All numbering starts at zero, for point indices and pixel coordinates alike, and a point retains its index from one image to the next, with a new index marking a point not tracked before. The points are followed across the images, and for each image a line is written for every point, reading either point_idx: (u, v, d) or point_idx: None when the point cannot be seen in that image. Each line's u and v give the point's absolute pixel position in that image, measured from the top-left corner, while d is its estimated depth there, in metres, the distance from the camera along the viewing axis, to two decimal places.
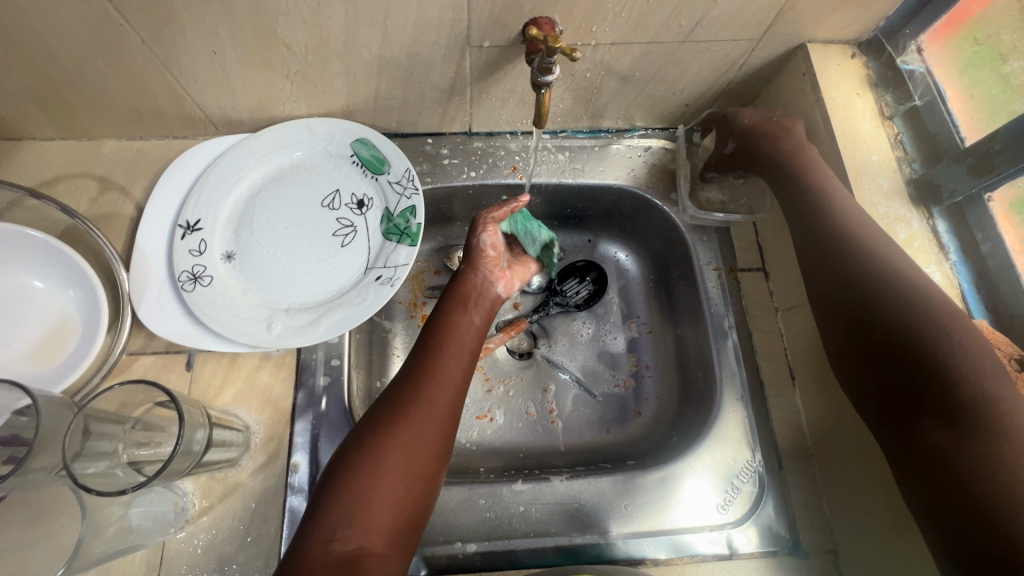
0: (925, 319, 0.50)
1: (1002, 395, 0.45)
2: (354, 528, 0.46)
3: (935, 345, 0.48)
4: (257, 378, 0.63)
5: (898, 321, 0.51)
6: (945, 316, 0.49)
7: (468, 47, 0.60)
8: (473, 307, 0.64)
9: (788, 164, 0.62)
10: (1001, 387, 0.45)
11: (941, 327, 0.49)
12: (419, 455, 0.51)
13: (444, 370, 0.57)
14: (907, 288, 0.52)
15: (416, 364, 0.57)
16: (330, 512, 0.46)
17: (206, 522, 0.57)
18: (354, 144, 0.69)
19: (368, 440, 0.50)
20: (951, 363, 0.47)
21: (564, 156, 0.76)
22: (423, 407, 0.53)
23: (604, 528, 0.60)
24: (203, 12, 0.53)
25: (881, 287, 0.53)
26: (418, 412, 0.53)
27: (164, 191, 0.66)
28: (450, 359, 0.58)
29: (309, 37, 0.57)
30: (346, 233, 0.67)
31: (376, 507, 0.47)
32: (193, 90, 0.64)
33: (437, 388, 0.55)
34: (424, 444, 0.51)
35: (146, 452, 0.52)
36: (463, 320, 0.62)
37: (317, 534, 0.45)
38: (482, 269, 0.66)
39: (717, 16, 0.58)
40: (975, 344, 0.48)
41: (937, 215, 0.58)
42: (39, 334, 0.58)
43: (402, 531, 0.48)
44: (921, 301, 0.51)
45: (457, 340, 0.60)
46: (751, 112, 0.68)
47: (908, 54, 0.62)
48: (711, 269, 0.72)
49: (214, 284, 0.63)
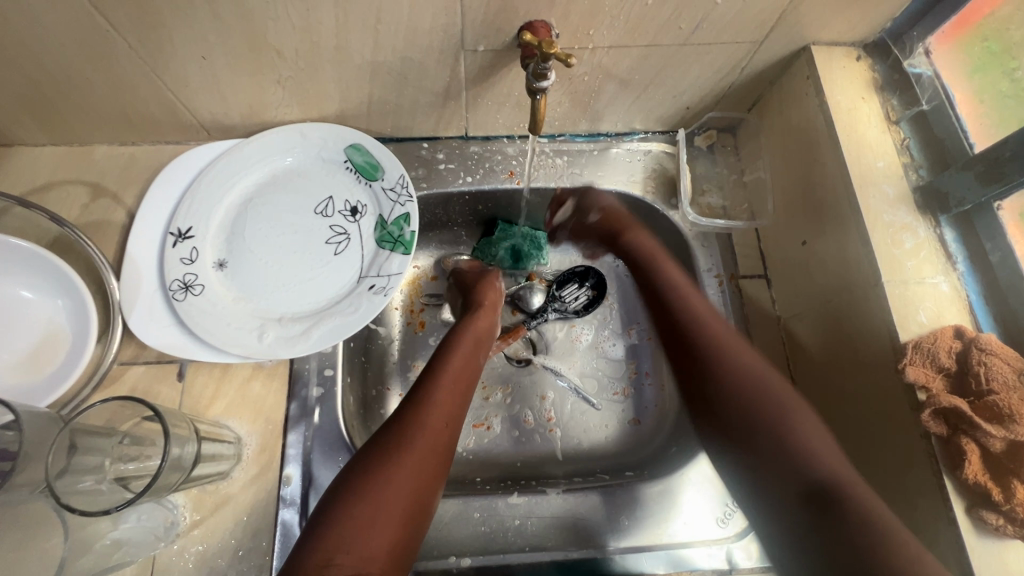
0: (758, 392, 0.54)
1: (824, 455, 0.50)
2: (351, 555, 0.45)
3: (772, 412, 0.53)
4: (249, 388, 0.62)
5: (739, 394, 0.54)
6: (771, 385, 0.54)
7: (462, 51, 0.58)
8: (476, 343, 0.65)
9: (638, 260, 0.68)
10: (820, 446, 0.51)
11: (767, 395, 0.54)
12: (420, 481, 0.51)
13: (448, 399, 0.57)
14: (741, 362, 0.56)
15: (422, 388, 0.58)
16: (330, 536, 0.46)
17: (198, 535, 0.56)
18: (347, 149, 0.68)
19: (373, 461, 0.50)
20: (784, 431, 0.52)
21: (561, 160, 0.75)
22: (426, 435, 0.53)
23: (601, 542, 0.59)
24: (191, 17, 0.52)
25: (720, 361, 0.57)
26: (420, 440, 0.53)
27: (156, 198, 0.66)
28: (453, 388, 0.59)
29: (300, 42, 0.56)
30: (339, 241, 0.66)
31: (374, 534, 0.46)
32: (184, 95, 0.62)
33: (440, 416, 0.55)
34: (426, 471, 0.51)
35: (133, 467, 0.51)
36: (467, 351, 0.63)
37: (313, 558, 0.44)
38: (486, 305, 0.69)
39: (717, 19, 0.56)
40: (797, 408, 0.53)
41: (944, 224, 0.56)
42: (28, 345, 0.57)
43: (397, 558, 0.47)
44: (754, 373, 0.55)
45: (461, 368, 0.61)
46: (601, 193, 0.72)
47: (915, 57, 0.61)
48: (713, 275, 0.70)
49: (205, 293, 0.62)
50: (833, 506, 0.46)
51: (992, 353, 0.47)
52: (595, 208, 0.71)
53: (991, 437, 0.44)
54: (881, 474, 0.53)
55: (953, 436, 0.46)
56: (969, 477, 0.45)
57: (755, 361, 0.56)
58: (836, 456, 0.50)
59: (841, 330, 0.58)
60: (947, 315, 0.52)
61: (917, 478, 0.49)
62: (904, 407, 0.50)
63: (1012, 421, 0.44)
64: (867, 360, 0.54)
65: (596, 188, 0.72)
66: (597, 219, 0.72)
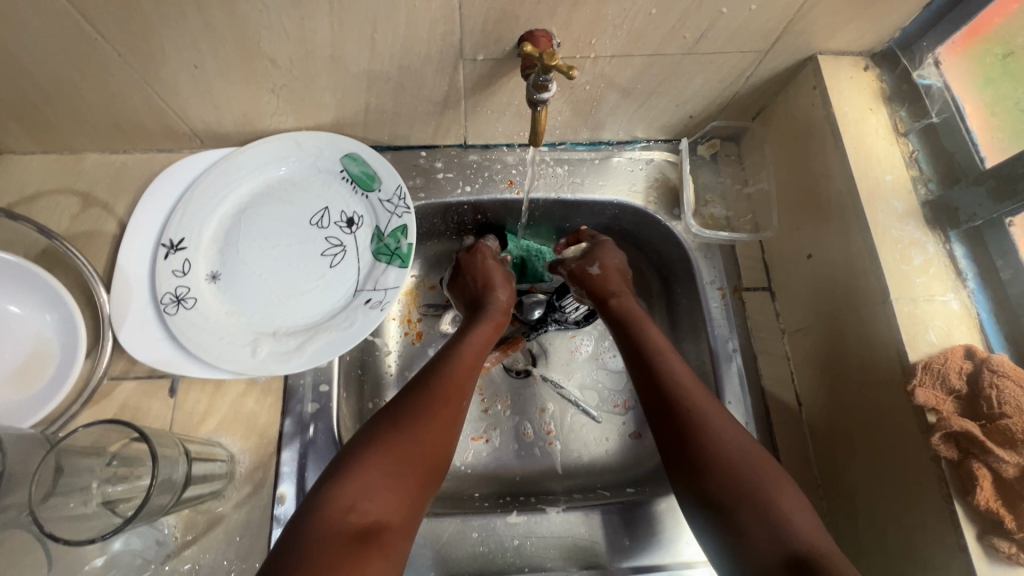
0: (722, 446, 0.51)
1: (794, 513, 0.46)
2: (374, 503, 0.45)
3: (737, 466, 0.49)
4: (243, 404, 0.61)
5: (705, 448, 0.51)
6: (736, 437, 0.51)
7: (461, 60, 0.57)
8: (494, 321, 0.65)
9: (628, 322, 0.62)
10: (790, 502, 0.47)
11: (734, 449, 0.50)
12: (441, 446, 0.52)
13: (470, 372, 0.58)
14: (708, 413, 0.53)
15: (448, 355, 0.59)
16: (355, 482, 0.46)
17: (189, 557, 0.55)
18: (343, 159, 0.66)
19: (399, 418, 0.51)
20: (763, 496, 0.47)
21: (562, 169, 0.73)
22: (448, 396, 0.55)
23: (602, 562, 0.58)
24: (182, 26, 0.51)
25: (686, 410, 0.53)
26: (443, 400, 0.54)
27: (147, 208, 0.64)
28: (476, 362, 0.60)
29: (294, 50, 0.54)
30: (335, 253, 0.65)
31: (395, 485, 0.47)
32: (175, 104, 0.61)
33: (464, 385, 0.57)
34: (447, 439, 0.53)
35: (121, 489, 0.49)
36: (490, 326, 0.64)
37: (336, 502, 0.45)
38: (505, 286, 0.68)
39: (723, 28, 0.55)
40: (769, 467, 0.50)
41: (954, 239, 0.55)
42: (15, 361, 0.56)
43: (415, 512, 0.48)
44: (720, 425, 0.52)
45: (480, 339, 0.62)
46: (608, 253, 0.69)
47: (924, 67, 0.60)
48: (715, 287, 0.69)
49: (198, 307, 0.60)
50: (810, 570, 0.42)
51: (1004, 375, 0.45)
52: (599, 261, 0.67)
53: (1005, 462, 0.43)
54: (888, 495, 0.52)
55: (964, 460, 0.45)
56: (981, 504, 0.44)
57: (721, 415, 0.53)
58: (805, 515, 0.47)
59: (847, 347, 0.57)
60: (957, 334, 0.51)
61: (926, 502, 0.48)
62: (912, 429, 0.49)
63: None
64: (874, 378, 0.53)
65: (604, 248, 0.70)
66: (599, 273, 0.67)
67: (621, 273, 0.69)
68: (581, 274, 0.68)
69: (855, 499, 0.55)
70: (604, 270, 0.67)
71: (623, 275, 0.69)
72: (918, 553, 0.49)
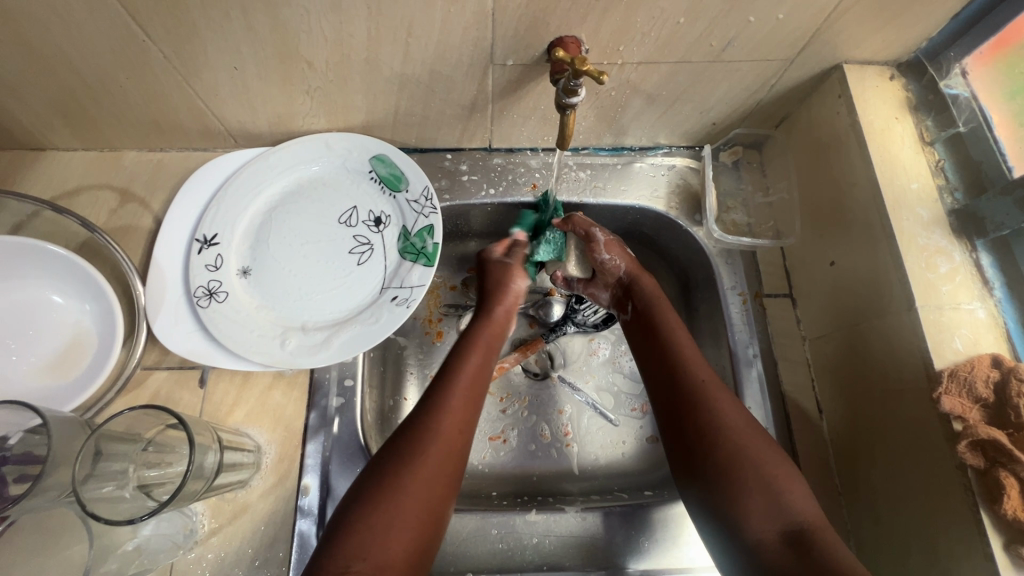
0: (723, 425, 0.51)
1: (791, 489, 0.48)
2: (369, 561, 0.43)
3: (739, 444, 0.50)
4: (270, 396, 0.62)
5: (709, 430, 0.51)
6: (736, 413, 0.52)
7: (491, 65, 0.58)
8: (488, 348, 0.62)
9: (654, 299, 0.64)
10: (787, 479, 0.48)
11: (734, 430, 0.51)
12: (434, 488, 0.49)
13: (458, 407, 0.55)
14: (713, 398, 0.53)
15: (437, 394, 0.56)
16: (348, 543, 0.44)
17: (215, 543, 0.56)
18: (372, 160, 0.68)
19: (390, 470, 0.49)
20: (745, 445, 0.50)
21: (585, 174, 0.74)
22: (441, 439, 0.51)
23: (620, 563, 0.58)
24: (226, 29, 0.53)
25: (682, 379, 0.55)
26: (435, 443, 0.51)
27: (183, 205, 0.66)
28: (464, 396, 0.56)
29: (330, 54, 0.56)
30: (362, 251, 0.67)
31: (391, 540, 0.45)
32: (213, 104, 0.63)
33: (453, 423, 0.53)
34: (439, 482, 0.50)
35: (155, 474, 0.51)
36: (480, 358, 0.60)
37: (331, 566, 0.43)
38: (503, 303, 0.67)
39: (749, 37, 0.56)
40: (749, 422, 0.52)
41: (981, 248, 0.55)
42: (55, 348, 0.58)
43: (414, 560, 0.46)
44: (725, 406, 0.53)
45: (472, 371, 0.58)
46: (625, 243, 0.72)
47: (952, 78, 0.60)
48: (737, 293, 0.69)
49: (229, 301, 0.62)
50: (809, 547, 0.44)
51: None
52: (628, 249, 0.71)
53: None
54: (911, 503, 0.51)
55: (991, 469, 0.45)
56: (1008, 512, 0.43)
57: (725, 398, 0.54)
58: (800, 489, 0.48)
59: (869, 353, 0.57)
60: (984, 342, 0.51)
61: (952, 510, 0.47)
62: (938, 437, 0.49)
63: None
64: (898, 386, 0.53)
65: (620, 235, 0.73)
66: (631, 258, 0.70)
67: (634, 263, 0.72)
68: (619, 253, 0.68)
69: (878, 507, 0.55)
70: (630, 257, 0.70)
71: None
72: (943, 562, 0.48)
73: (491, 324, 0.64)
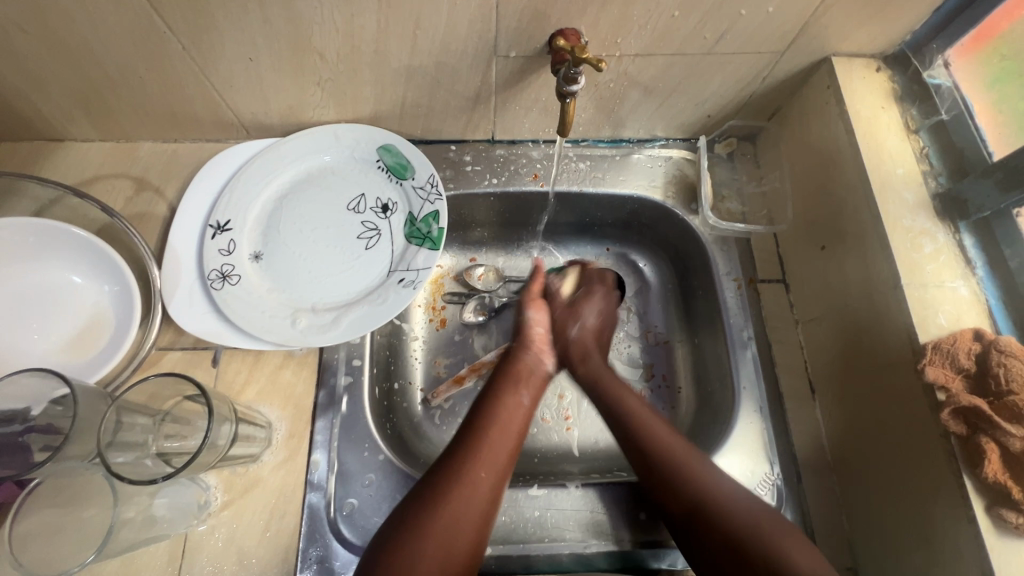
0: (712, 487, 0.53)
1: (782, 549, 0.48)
2: None
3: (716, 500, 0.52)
4: (281, 375, 0.64)
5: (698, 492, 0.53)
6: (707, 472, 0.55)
7: (495, 56, 0.61)
8: (522, 386, 0.64)
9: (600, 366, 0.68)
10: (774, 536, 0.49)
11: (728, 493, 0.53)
12: (469, 513, 0.52)
13: (497, 439, 0.57)
14: (693, 462, 0.55)
15: (470, 433, 0.58)
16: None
17: (227, 516, 0.57)
18: (379, 150, 0.71)
19: (415, 513, 0.51)
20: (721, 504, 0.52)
21: (584, 165, 0.77)
22: (466, 487, 0.53)
23: (619, 535, 0.60)
24: (243, 21, 0.55)
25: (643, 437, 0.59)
26: (459, 490, 0.52)
27: (197, 192, 0.69)
28: (504, 429, 0.59)
29: (342, 45, 0.59)
30: (370, 236, 0.69)
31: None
32: (228, 95, 0.66)
33: (490, 453, 0.56)
34: (474, 508, 0.52)
35: (173, 445, 0.53)
36: (515, 399, 0.62)
37: None
38: (531, 348, 0.69)
39: (742, 29, 0.58)
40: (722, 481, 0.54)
41: (964, 230, 0.57)
42: (74, 327, 0.60)
43: None
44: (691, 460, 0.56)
45: (510, 416, 0.60)
46: (593, 310, 0.73)
47: (935, 68, 0.63)
48: (732, 279, 0.71)
49: (241, 283, 0.64)
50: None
51: (1011, 355, 0.47)
52: (580, 321, 0.71)
53: (1012, 436, 0.45)
54: (900, 474, 0.53)
55: (973, 435, 0.47)
56: (988, 476, 0.46)
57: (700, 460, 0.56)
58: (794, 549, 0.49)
59: (857, 332, 0.59)
60: (966, 318, 0.53)
61: (937, 477, 0.49)
62: (923, 408, 0.51)
63: None
64: (885, 361, 0.55)
65: (590, 301, 0.73)
66: (579, 333, 0.71)
67: (599, 333, 0.72)
68: (560, 328, 0.71)
69: (870, 479, 0.57)
70: (582, 331, 0.71)
71: (601, 334, 0.72)
72: (931, 528, 0.50)
73: (517, 361, 0.67)
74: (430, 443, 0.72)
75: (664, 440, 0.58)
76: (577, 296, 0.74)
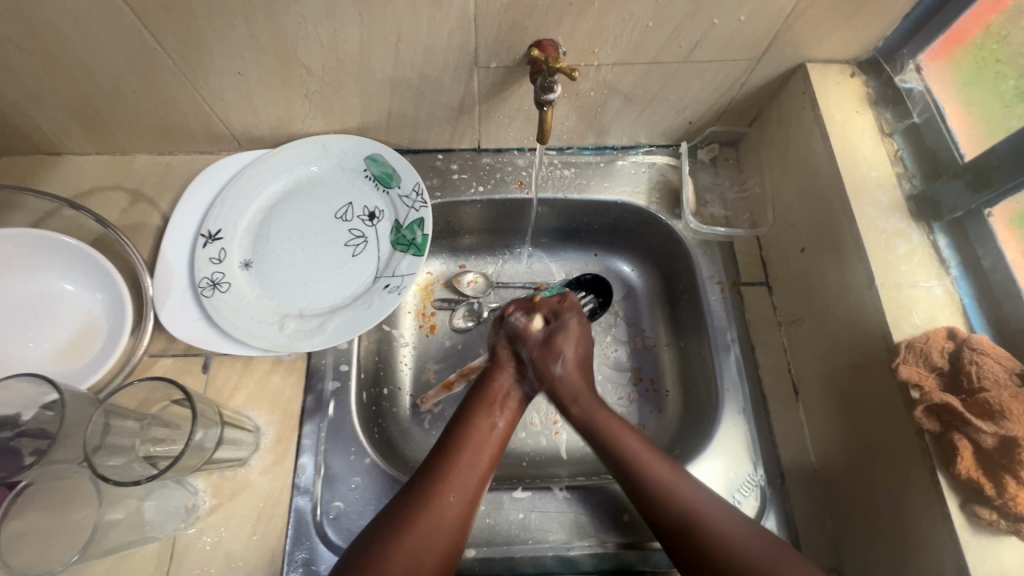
0: (690, 500, 0.55)
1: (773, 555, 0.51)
2: None
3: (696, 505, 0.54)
4: (269, 380, 0.65)
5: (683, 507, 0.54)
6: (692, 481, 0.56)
7: (476, 68, 0.63)
8: (497, 408, 0.64)
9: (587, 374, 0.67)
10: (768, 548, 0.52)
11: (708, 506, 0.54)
12: (439, 535, 0.53)
13: (468, 463, 0.58)
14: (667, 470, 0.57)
15: (442, 454, 0.58)
16: None
17: (215, 520, 0.58)
18: (366, 160, 0.72)
19: (386, 528, 0.52)
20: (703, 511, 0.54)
21: (569, 172, 0.78)
22: (434, 507, 0.54)
23: (603, 537, 0.60)
24: (231, 36, 0.57)
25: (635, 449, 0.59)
26: (429, 510, 0.54)
27: (190, 203, 0.70)
28: (476, 451, 0.59)
29: (327, 58, 0.61)
30: (357, 243, 0.71)
31: None
32: (219, 108, 0.68)
33: (460, 478, 0.56)
34: (444, 529, 0.53)
35: (161, 448, 0.54)
36: (488, 421, 0.62)
37: None
38: (508, 367, 0.68)
39: (716, 37, 0.60)
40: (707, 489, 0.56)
41: (938, 230, 0.58)
42: (68, 334, 0.61)
43: None
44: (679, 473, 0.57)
45: (483, 438, 0.60)
46: (571, 342, 0.69)
47: (906, 73, 0.64)
48: (715, 282, 0.72)
49: (232, 291, 0.66)
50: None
51: (984, 352, 0.48)
52: (561, 357, 0.67)
53: (983, 432, 0.45)
54: (880, 472, 0.54)
55: (946, 432, 0.47)
56: (962, 473, 0.46)
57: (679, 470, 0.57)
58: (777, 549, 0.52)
59: (836, 332, 0.60)
60: (941, 317, 0.53)
61: (914, 474, 0.50)
62: (899, 406, 0.51)
63: (1004, 417, 0.45)
64: (861, 359, 0.56)
65: (566, 334, 0.69)
66: (563, 371, 0.67)
67: (582, 363, 0.68)
68: (543, 369, 0.67)
69: (852, 478, 0.57)
70: (566, 368, 0.67)
71: (585, 364, 0.69)
72: (908, 526, 0.50)
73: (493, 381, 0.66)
74: (418, 448, 0.73)
75: (640, 447, 0.59)
76: (550, 330, 0.70)
